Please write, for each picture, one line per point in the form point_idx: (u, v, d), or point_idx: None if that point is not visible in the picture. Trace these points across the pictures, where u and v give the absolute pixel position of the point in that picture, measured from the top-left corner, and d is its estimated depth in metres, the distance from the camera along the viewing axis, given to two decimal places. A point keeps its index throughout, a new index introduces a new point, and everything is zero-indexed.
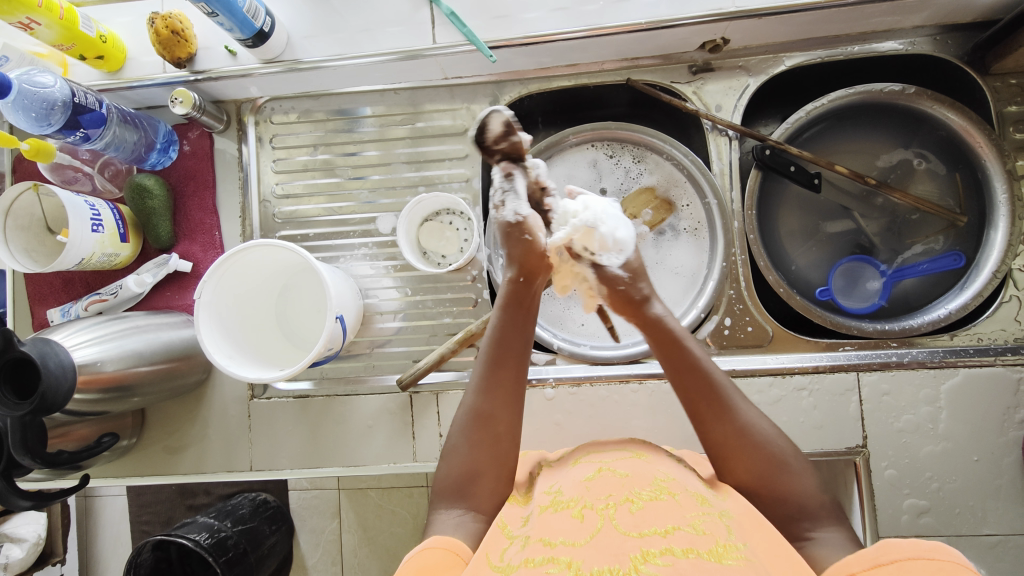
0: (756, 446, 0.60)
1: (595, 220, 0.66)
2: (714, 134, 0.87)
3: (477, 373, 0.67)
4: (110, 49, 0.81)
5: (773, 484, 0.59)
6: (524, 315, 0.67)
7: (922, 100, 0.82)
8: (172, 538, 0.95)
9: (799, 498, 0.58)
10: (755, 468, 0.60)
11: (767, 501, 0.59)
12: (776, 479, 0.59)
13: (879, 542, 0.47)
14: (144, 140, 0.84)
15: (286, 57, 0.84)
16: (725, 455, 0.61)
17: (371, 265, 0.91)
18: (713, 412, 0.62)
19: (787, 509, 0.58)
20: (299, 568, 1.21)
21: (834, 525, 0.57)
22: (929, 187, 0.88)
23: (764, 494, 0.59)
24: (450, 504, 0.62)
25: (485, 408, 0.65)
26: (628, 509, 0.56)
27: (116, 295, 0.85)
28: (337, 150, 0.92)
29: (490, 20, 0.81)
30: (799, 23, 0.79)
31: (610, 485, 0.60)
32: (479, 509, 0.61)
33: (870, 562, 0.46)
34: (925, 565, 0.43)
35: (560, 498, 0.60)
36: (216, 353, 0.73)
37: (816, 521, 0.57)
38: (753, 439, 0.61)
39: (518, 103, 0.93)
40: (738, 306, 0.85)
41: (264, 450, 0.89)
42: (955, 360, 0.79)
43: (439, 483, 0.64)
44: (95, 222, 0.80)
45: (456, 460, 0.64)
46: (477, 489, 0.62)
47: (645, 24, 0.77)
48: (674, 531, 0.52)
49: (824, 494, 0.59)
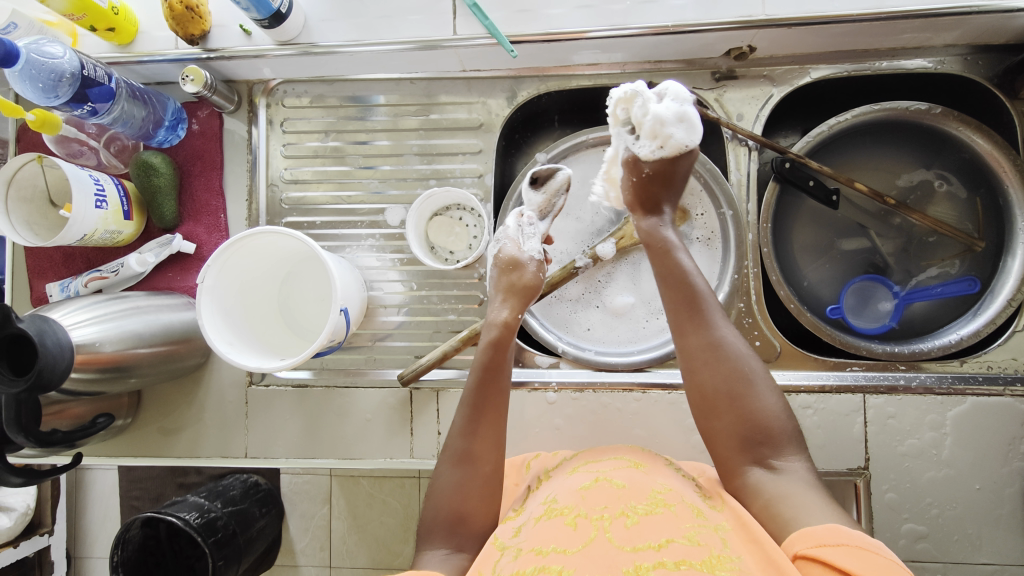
0: (730, 363, 0.61)
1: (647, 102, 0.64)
2: (733, 143, 0.85)
3: (460, 413, 0.67)
4: (122, 21, 0.79)
5: (739, 404, 0.60)
6: (502, 354, 0.68)
7: (949, 121, 0.79)
8: (161, 516, 0.95)
9: (763, 418, 0.59)
10: (726, 383, 0.60)
11: (731, 421, 0.60)
12: (745, 398, 0.59)
13: (829, 525, 0.50)
14: (151, 116, 0.82)
15: (302, 40, 0.81)
16: (699, 367, 0.62)
17: (377, 257, 0.90)
18: (693, 322, 0.63)
19: (750, 429, 0.59)
20: (287, 552, 1.21)
21: (795, 456, 0.58)
22: (947, 210, 0.86)
23: (729, 412, 0.60)
24: (439, 542, 0.61)
25: (468, 448, 0.65)
26: (622, 524, 0.55)
27: (117, 273, 0.84)
28: (348, 137, 0.90)
29: (513, 14, 0.78)
30: (828, 35, 0.77)
31: (606, 496, 0.59)
32: (464, 549, 0.61)
33: (814, 541, 0.49)
34: (867, 554, 0.46)
35: (554, 506, 0.59)
36: (216, 338, 0.72)
37: (777, 449, 0.58)
38: (727, 353, 0.61)
39: (536, 101, 0.91)
40: (747, 320, 0.84)
41: (260, 437, 0.89)
42: (962, 388, 0.78)
43: (429, 517, 0.63)
44: (98, 198, 0.78)
45: (443, 497, 0.63)
46: (465, 530, 0.61)
47: (671, 27, 0.75)
48: (668, 544, 0.52)
49: (788, 422, 0.60)
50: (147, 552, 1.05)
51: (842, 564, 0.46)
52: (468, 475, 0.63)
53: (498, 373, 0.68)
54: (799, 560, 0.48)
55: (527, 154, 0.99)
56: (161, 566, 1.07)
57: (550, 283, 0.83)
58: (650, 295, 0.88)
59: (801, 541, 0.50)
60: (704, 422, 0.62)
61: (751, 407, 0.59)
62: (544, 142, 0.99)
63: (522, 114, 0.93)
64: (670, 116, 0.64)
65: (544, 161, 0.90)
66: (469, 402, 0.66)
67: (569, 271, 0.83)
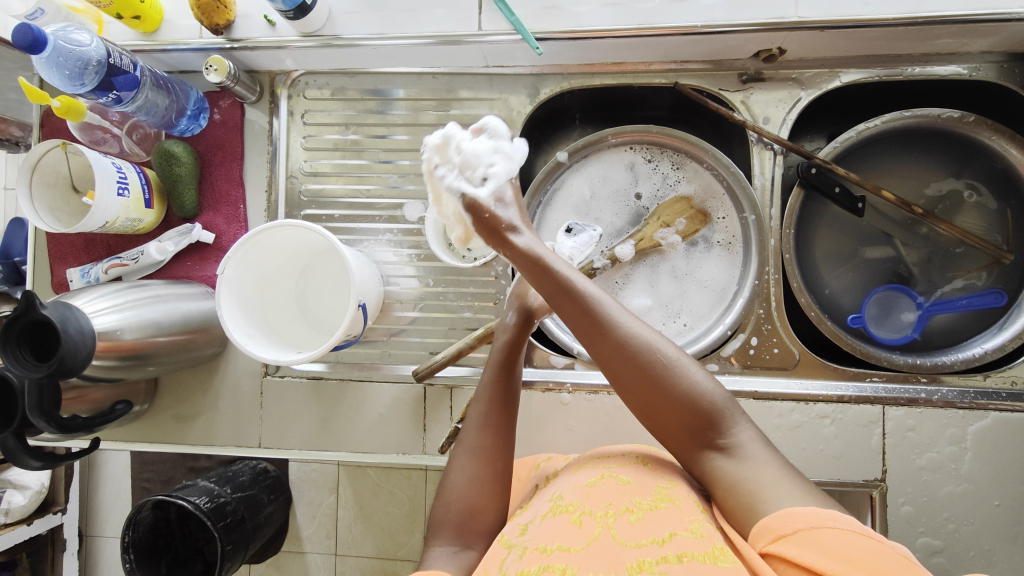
0: (648, 363, 0.54)
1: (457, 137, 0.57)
2: (759, 147, 0.84)
3: (474, 410, 0.67)
4: (148, 9, 0.79)
5: (671, 401, 0.55)
6: (516, 355, 0.68)
7: (982, 130, 0.78)
8: (173, 498, 0.96)
9: (696, 405, 0.55)
10: (646, 387, 0.55)
11: (670, 418, 0.56)
12: (671, 393, 0.55)
13: (782, 509, 0.49)
14: (174, 105, 0.82)
15: (326, 32, 0.81)
16: (615, 377, 0.56)
17: (394, 252, 0.90)
18: (596, 333, 0.55)
19: (687, 419, 0.55)
20: (294, 538, 1.23)
21: (743, 428, 0.56)
22: (974, 221, 0.84)
23: (661, 410, 0.56)
24: (448, 540, 0.61)
25: (482, 442, 0.65)
26: (626, 520, 0.56)
27: (137, 261, 0.86)
28: (368, 131, 0.90)
29: (540, 10, 0.77)
30: (860, 39, 0.75)
31: (611, 492, 0.60)
32: (472, 546, 0.61)
33: (772, 534, 0.48)
34: (826, 537, 0.46)
35: (560, 503, 0.60)
36: (234, 329, 0.72)
37: (720, 430, 0.55)
38: (641, 356, 0.54)
39: (558, 98, 0.90)
40: (766, 327, 0.83)
41: (274, 427, 0.89)
42: (985, 403, 0.77)
43: (437, 515, 0.63)
44: (120, 186, 0.79)
45: (452, 494, 0.63)
46: (474, 527, 0.62)
47: (700, 27, 0.74)
48: (671, 538, 0.52)
49: (722, 394, 0.56)
50: (158, 533, 1.06)
51: (801, 557, 0.46)
52: (478, 472, 0.63)
53: (510, 374, 0.68)
54: (763, 557, 0.48)
55: (547, 152, 0.98)
56: (171, 547, 1.08)
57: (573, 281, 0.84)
58: (667, 297, 0.87)
59: (762, 536, 0.49)
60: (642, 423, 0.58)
61: (679, 401, 0.55)
62: (564, 140, 0.98)
63: (543, 111, 0.92)
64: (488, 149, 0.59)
65: (566, 160, 0.88)
66: (486, 397, 0.66)
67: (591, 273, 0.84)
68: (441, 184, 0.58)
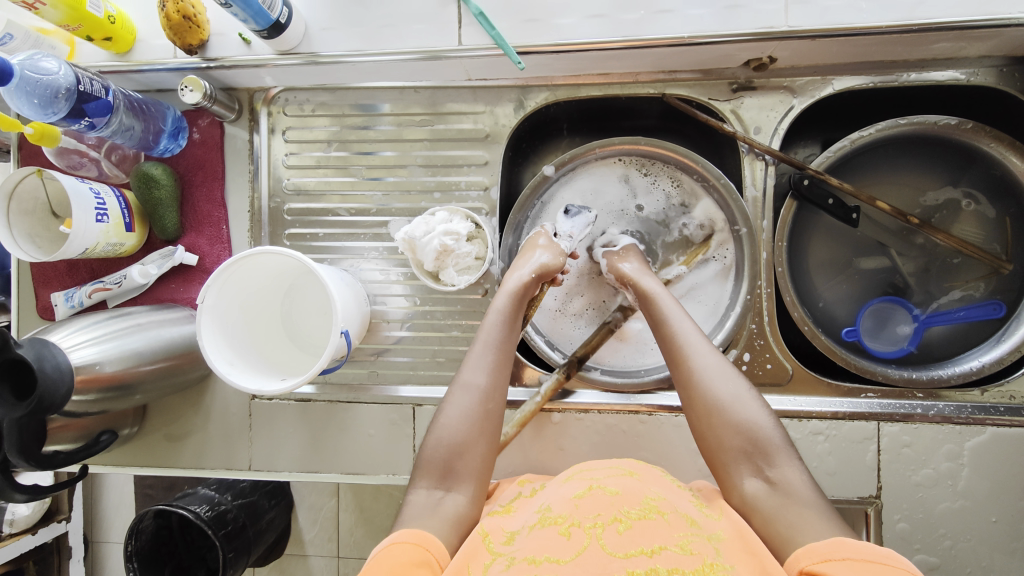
0: (715, 385, 0.65)
1: (417, 233, 0.75)
2: (750, 157, 0.82)
3: (475, 351, 0.69)
4: (119, 30, 0.77)
5: (729, 421, 0.62)
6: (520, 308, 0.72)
7: (981, 137, 0.75)
8: (173, 509, 0.96)
9: (750, 430, 0.62)
10: (710, 403, 0.64)
11: (725, 439, 0.62)
12: (731, 415, 0.63)
13: (833, 537, 0.51)
14: (150, 127, 0.81)
15: (303, 49, 0.78)
16: (687, 393, 0.66)
17: (381, 270, 0.88)
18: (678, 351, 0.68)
19: (737, 438, 0.62)
20: (297, 542, 1.24)
21: (789, 466, 0.59)
22: (973, 230, 0.82)
23: (720, 428, 0.63)
24: (429, 482, 0.63)
25: (478, 382, 0.67)
26: (615, 530, 0.56)
27: (120, 285, 0.85)
28: (354, 147, 0.88)
29: (522, 24, 0.74)
30: (854, 46, 0.72)
31: (600, 504, 0.60)
32: (455, 490, 0.62)
33: (819, 556, 0.50)
34: (873, 567, 0.48)
35: (548, 515, 0.60)
36: (217, 359, 0.71)
37: (770, 461, 0.60)
38: (712, 377, 0.65)
39: (544, 109, 0.89)
40: (758, 342, 0.81)
41: (264, 449, 0.89)
42: (982, 418, 0.76)
43: (422, 461, 0.64)
44: (99, 212, 0.78)
45: (440, 441, 0.64)
46: (457, 471, 0.63)
47: (687, 38, 0.71)
48: (660, 551, 0.54)
49: (777, 432, 0.62)
50: (161, 541, 1.06)
51: None
52: (471, 424, 0.65)
53: (511, 322, 0.72)
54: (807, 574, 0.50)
55: (535, 163, 0.96)
56: (174, 555, 1.08)
57: (587, 345, 0.82)
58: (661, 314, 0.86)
59: (807, 557, 0.51)
60: (700, 442, 0.65)
61: (738, 421, 0.62)
62: (553, 151, 0.96)
63: (530, 123, 0.90)
64: (447, 220, 0.77)
65: (553, 174, 0.86)
66: (486, 338, 0.69)
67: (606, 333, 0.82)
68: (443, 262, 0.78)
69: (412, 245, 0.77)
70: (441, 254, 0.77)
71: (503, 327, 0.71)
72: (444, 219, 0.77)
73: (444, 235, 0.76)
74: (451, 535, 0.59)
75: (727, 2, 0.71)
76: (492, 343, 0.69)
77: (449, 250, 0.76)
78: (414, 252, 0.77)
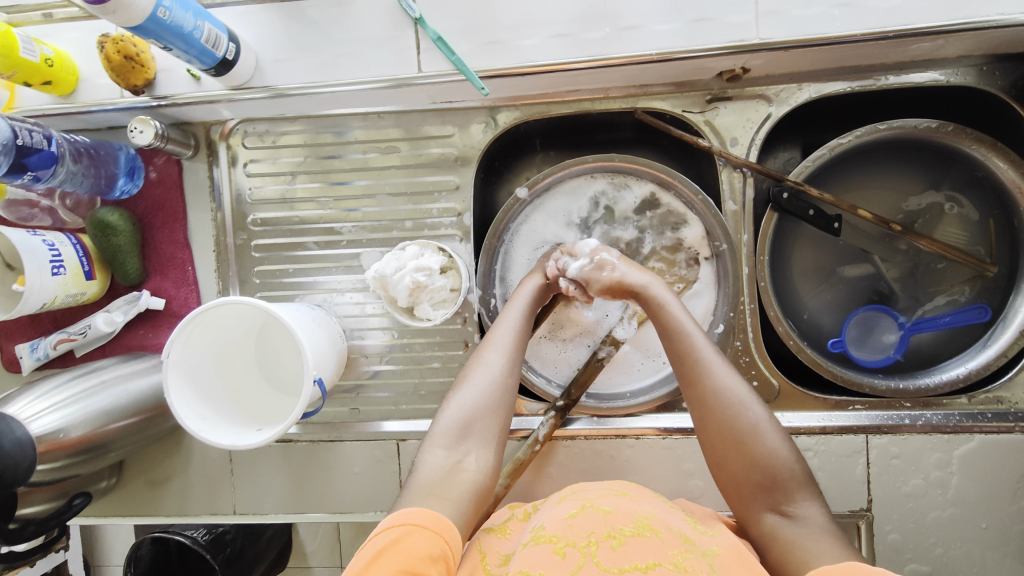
0: (732, 410, 0.61)
1: (387, 271, 0.73)
2: (727, 170, 0.79)
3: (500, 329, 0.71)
4: (58, 73, 0.73)
5: (748, 451, 0.60)
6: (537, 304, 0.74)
7: (963, 139, 0.73)
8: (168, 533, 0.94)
9: (770, 463, 0.59)
10: (730, 430, 0.60)
11: (742, 468, 0.60)
12: (753, 444, 0.60)
13: (845, 563, 0.50)
14: (102, 172, 0.78)
15: (255, 83, 0.74)
16: (700, 419, 0.62)
17: (357, 304, 0.85)
18: (695, 372, 0.63)
19: (760, 474, 0.59)
20: (299, 556, 1.21)
21: (807, 500, 0.58)
22: (959, 233, 0.80)
23: (739, 457, 0.60)
24: (446, 443, 0.62)
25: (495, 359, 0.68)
26: (608, 546, 0.56)
27: (86, 334, 0.82)
28: (321, 177, 0.85)
29: (483, 47, 0.71)
30: (829, 54, 0.70)
31: (592, 521, 0.60)
32: (467, 453, 0.62)
33: None
34: None
35: (542, 534, 0.60)
36: (189, 414, 0.68)
37: (790, 496, 0.58)
38: (728, 403, 0.61)
39: (515, 128, 0.86)
40: (744, 359, 0.80)
41: (248, 493, 0.87)
42: (970, 425, 0.75)
43: (436, 426, 0.64)
44: (55, 264, 0.74)
45: (457, 408, 0.64)
46: (471, 435, 0.63)
47: (656, 56, 0.68)
48: (654, 568, 0.54)
49: (797, 463, 0.60)
50: None
51: None
52: (489, 395, 0.65)
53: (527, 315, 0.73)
54: None
55: (510, 180, 0.93)
56: None
57: (578, 386, 0.81)
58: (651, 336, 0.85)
59: None
60: (715, 470, 0.62)
61: (755, 452, 0.59)
62: (527, 167, 0.92)
63: (502, 142, 0.87)
64: (416, 256, 0.75)
65: (526, 196, 0.83)
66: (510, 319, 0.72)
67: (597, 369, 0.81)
68: (414, 298, 0.75)
69: (382, 282, 0.74)
70: (412, 292, 0.74)
71: (524, 315, 0.72)
72: (414, 255, 0.75)
73: (415, 272, 0.73)
74: (468, 504, 0.59)
75: (694, 15, 0.68)
76: (513, 327, 0.71)
77: (420, 286, 0.74)
78: (385, 289, 0.75)
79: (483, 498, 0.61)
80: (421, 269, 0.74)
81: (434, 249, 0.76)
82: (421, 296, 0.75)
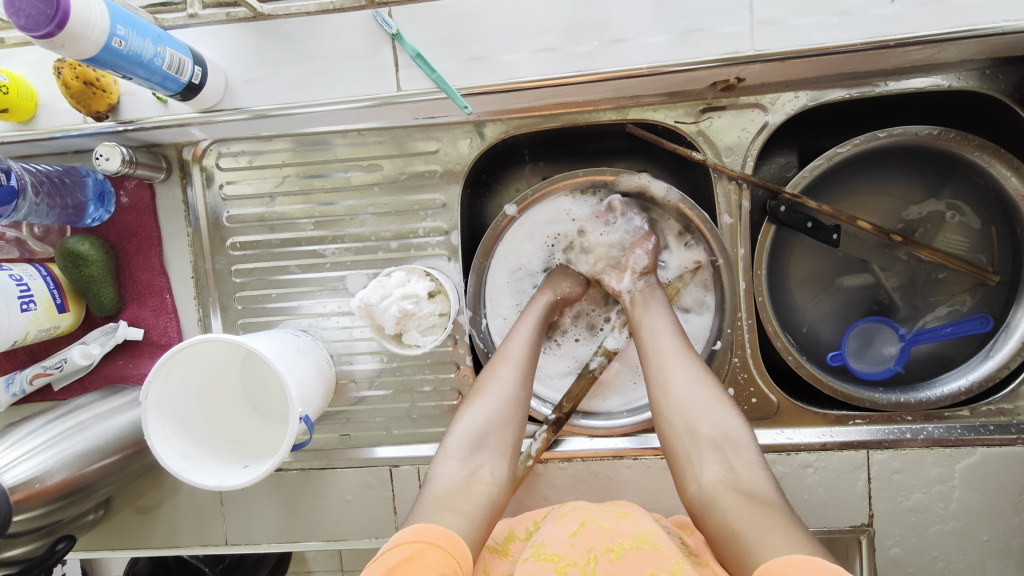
0: (688, 375, 0.63)
1: (374, 300, 0.70)
2: (723, 182, 0.76)
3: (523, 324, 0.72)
4: (14, 99, 0.68)
5: (697, 410, 0.61)
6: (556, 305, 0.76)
7: (965, 145, 0.71)
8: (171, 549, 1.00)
9: (718, 423, 0.60)
10: (683, 390, 0.62)
11: (691, 426, 0.60)
12: (702, 403, 0.61)
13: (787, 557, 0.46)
14: (69, 201, 0.74)
15: (226, 105, 0.70)
16: (656, 382, 0.64)
17: (344, 328, 0.83)
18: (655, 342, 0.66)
19: (708, 432, 0.59)
20: (300, 562, 1.20)
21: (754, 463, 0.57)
22: (960, 241, 0.78)
23: (688, 415, 0.60)
24: (460, 455, 0.61)
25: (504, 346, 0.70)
26: (608, 559, 0.56)
27: (62, 368, 0.78)
28: (300, 198, 0.81)
29: (464, 63, 0.67)
30: (827, 63, 0.67)
31: (593, 538, 0.60)
32: (482, 466, 0.61)
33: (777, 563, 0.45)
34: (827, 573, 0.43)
35: (542, 551, 0.59)
36: (171, 455, 0.66)
37: (737, 455, 0.58)
38: (683, 366, 0.63)
39: (503, 141, 0.82)
40: (742, 375, 0.78)
41: (238, 524, 0.85)
42: (972, 439, 0.74)
43: (451, 439, 0.62)
44: (24, 300, 0.70)
45: (473, 419, 0.63)
46: (482, 447, 0.62)
47: (645, 70, 0.65)
48: None
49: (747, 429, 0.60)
50: None
51: None
52: (504, 408, 0.63)
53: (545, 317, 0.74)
54: None
55: (499, 192, 0.90)
56: None
57: (571, 399, 0.77)
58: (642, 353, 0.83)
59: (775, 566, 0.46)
60: (663, 428, 0.62)
61: (709, 411, 0.61)
62: (515, 179, 0.89)
63: (490, 155, 0.84)
64: (402, 282, 0.72)
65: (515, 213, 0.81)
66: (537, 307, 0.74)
67: (587, 383, 0.77)
68: (403, 324, 0.72)
69: (369, 311, 0.71)
70: (400, 319, 0.72)
71: (535, 327, 0.72)
72: (400, 281, 0.72)
73: (403, 299, 0.71)
74: (481, 518, 0.57)
75: (686, 26, 0.65)
76: (525, 340, 0.70)
77: (409, 313, 0.71)
78: (372, 318, 0.72)
79: (496, 513, 0.60)
80: (409, 295, 0.71)
81: (420, 274, 0.74)
82: (410, 322, 0.73)
